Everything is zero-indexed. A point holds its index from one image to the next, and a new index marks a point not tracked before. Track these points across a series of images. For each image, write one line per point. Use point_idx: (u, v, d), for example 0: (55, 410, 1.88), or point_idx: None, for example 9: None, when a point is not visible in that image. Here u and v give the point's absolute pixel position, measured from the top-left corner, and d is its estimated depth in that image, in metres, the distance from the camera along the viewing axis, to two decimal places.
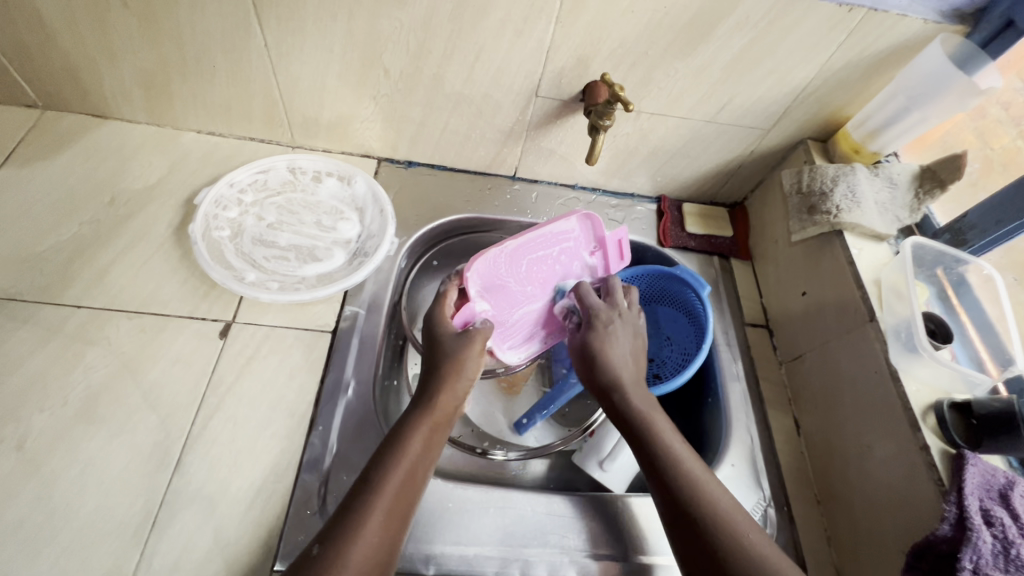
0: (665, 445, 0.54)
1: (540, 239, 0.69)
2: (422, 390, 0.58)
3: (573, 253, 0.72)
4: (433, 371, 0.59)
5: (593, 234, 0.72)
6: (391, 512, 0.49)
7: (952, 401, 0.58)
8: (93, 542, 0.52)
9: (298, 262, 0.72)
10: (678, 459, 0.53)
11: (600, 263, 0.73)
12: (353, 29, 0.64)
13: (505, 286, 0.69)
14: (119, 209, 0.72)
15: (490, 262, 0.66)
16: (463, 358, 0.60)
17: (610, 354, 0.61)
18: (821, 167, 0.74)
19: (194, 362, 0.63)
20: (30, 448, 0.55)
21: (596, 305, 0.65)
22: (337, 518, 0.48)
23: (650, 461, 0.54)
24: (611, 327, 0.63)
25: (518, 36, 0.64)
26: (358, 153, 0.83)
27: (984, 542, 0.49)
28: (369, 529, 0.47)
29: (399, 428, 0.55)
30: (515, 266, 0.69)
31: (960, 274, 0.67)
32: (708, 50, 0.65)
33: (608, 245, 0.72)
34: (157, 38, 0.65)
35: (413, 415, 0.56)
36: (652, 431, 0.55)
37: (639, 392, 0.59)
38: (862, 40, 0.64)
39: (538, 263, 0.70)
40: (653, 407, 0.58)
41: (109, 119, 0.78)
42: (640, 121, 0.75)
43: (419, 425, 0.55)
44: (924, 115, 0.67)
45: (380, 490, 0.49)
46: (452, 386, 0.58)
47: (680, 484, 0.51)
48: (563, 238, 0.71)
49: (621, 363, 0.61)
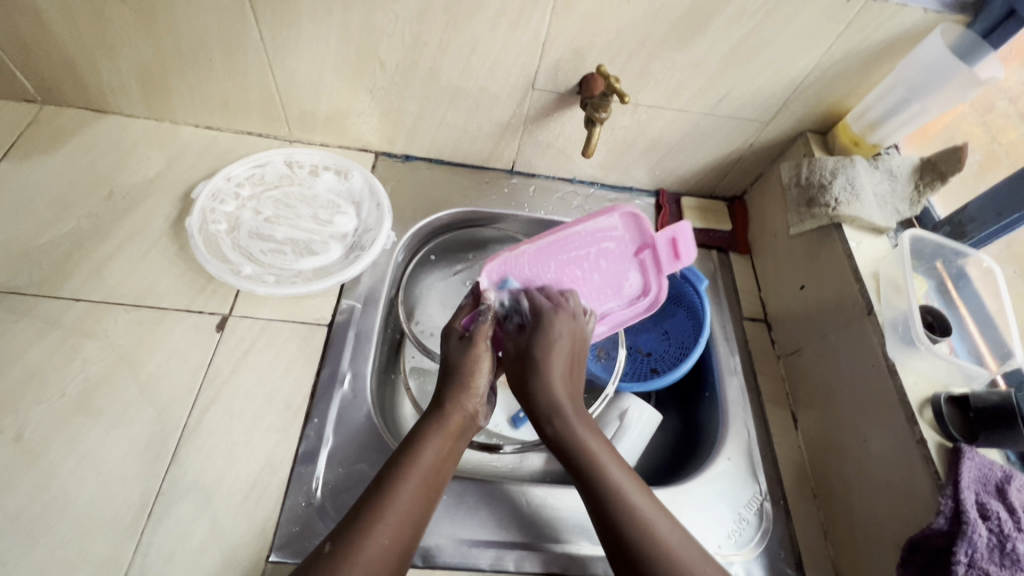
0: (608, 476, 0.53)
1: (576, 235, 0.67)
2: (436, 400, 0.58)
3: (615, 254, 0.68)
4: (444, 383, 0.59)
5: (640, 230, 0.67)
6: (401, 522, 0.49)
7: (950, 395, 0.57)
8: (89, 533, 0.53)
9: (294, 256, 0.72)
10: (619, 490, 0.52)
11: (654, 263, 0.68)
12: (348, 22, 0.64)
13: (529, 285, 0.67)
14: (117, 203, 0.73)
15: (515, 258, 0.67)
16: (473, 368, 0.59)
17: (551, 371, 0.59)
18: (820, 159, 0.73)
19: (191, 355, 0.63)
20: (29, 440, 0.56)
21: (543, 312, 0.62)
22: (347, 522, 0.48)
23: (590, 491, 0.53)
24: (554, 335, 0.60)
25: (513, 29, 0.64)
26: (355, 147, 0.82)
27: (979, 536, 0.49)
28: (375, 537, 0.47)
29: (412, 437, 0.55)
30: (548, 263, 0.67)
31: (960, 267, 0.66)
32: (705, 42, 0.65)
33: (658, 243, 0.66)
34: (154, 33, 0.65)
35: (426, 425, 0.56)
36: (595, 462, 0.55)
37: (578, 416, 0.58)
38: (862, 30, 0.63)
39: (578, 261, 0.68)
40: (593, 432, 0.57)
41: (107, 114, 0.78)
42: (638, 114, 0.74)
43: (432, 435, 0.55)
44: (925, 106, 0.66)
45: (387, 497, 0.50)
46: (462, 396, 0.58)
47: (621, 516, 0.51)
48: (604, 236, 0.68)
49: (561, 383, 0.59)
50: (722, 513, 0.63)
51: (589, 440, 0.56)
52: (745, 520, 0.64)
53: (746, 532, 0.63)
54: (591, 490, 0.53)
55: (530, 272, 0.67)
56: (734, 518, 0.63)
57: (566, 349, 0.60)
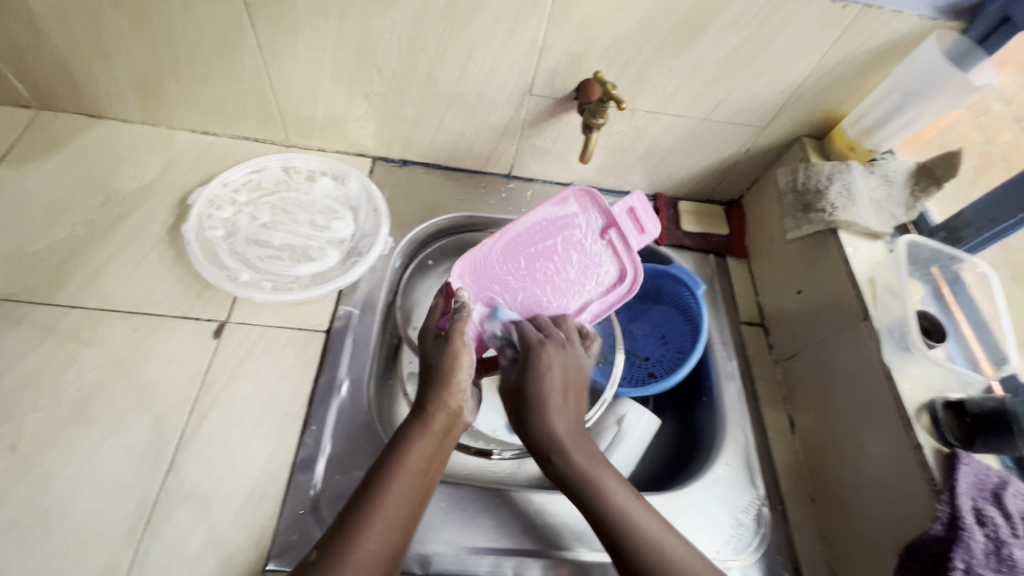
0: (616, 507, 0.53)
1: (540, 226, 0.71)
2: (420, 401, 0.58)
3: (581, 238, 0.72)
4: (427, 383, 0.58)
5: (600, 211, 0.72)
6: (388, 528, 0.49)
7: (946, 400, 0.58)
8: (86, 542, 0.52)
9: (292, 262, 0.72)
10: (629, 520, 0.52)
11: (620, 241, 0.72)
12: (345, 28, 0.64)
13: (505, 283, 0.69)
14: (113, 208, 0.72)
15: (485, 258, 0.69)
16: (452, 366, 0.58)
17: (549, 404, 0.59)
18: (816, 165, 0.74)
19: (188, 362, 0.63)
20: (24, 448, 0.56)
21: (533, 345, 0.63)
22: (334, 529, 0.48)
23: (600, 525, 0.53)
24: (547, 367, 0.61)
25: (510, 34, 0.64)
26: (352, 152, 0.82)
27: (976, 542, 0.49)
28: (362, 544, 0.47)
29: (398, 439, 0.55)
30: (518, 257, 0.70)
31: (955, 272, 0.67)
32: (702, 48, 0.65)
33: (619, 219, 0.71)
34: (149, 38, 0.65)
35: (410, 427, 0.55)
36: (601, 492, 0.54)
37: (579, 446, 0.58)
38: (857, 36, 0.63)
39: (546, 252, 0.70)
40: (595, 461, 0.57)
41: (103, 119, 0.78)
42: (635, 119, 0.75)
43: (417, 437, 0.55)
44: (920, 113, 0.67)
45: (374, 503, 0.49)
46: (444, 395, 0.57)
47: (634, 547, 0.50)
48: (567, 224, 0.72)
49: (560, 417, 0.59)
50: (720, 519, 0.63)
51: (593, 470, 0.55)
52: (743, 525, 0.64)
53: (744, 537, 0.63)
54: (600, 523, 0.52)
55: (502, 270, 0.69)
56: (732, 524, 0.63)
57: (560, 380, 0.61)
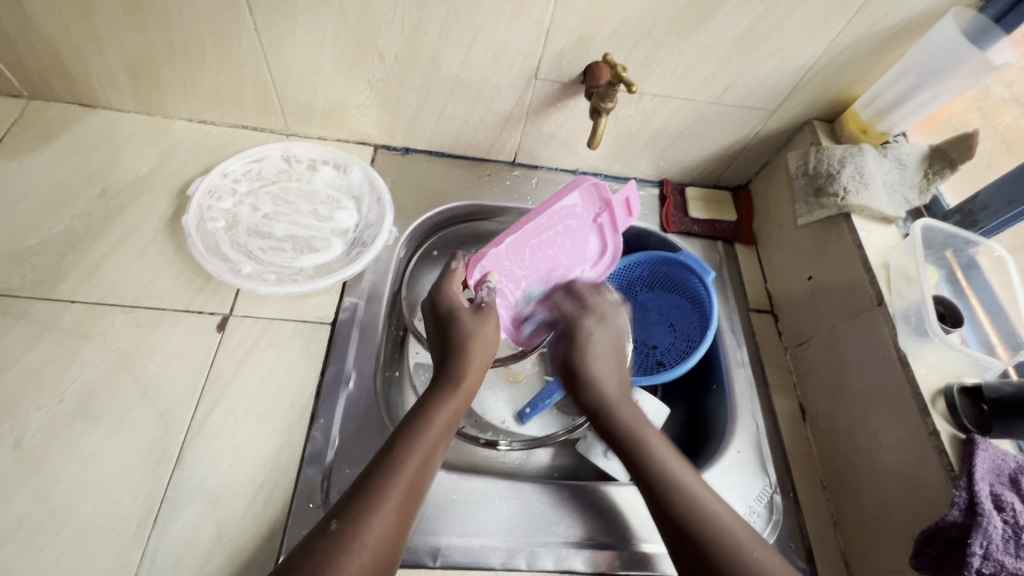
0: (658, 459, 0.57)
1: (549, 217, 0.64)
2: (445, 372, 0.59)
3: (577, 226, 0.69)
4: (450, 354, 0.60)
5: (600, 196, 0.68)
6: (405, 497, 0.49)
7: (963, 386, 0.57)
8: (93, 541, 0.52)
9: (295, 253, 0.70)
10: (668, 473, 0.55)
11: (609, 223, 0.71)
12: (345, 11, 0.62)
13: (510, 274, 0.66)
14: (110, 200, 0.71)
15: (495, 256, 0.62)
16: (480, 336, 0.61)
17: (591, 363, 0.65)
18: (828, 149, 0.72)
19: (192, 356, 0.62)
20: (27, 446, 0.55)
21: (571, 318, 0.69)
22: (351, 498, 0.48)
23: (642, 478, 0.56)
24: (591, 334, 0.67)
25: (516, 16, 0.62)
26: (353, 140, 0.81)
27: (995, 527, 0.49)
28: (385, 511, 0.47)
29: (419, 410, 0.56)
30: (527, 251, 0.66)
31: (970, 256, 0.66)
32: (713, 29, 0.63)
33: (614, 205, 0.69)
34: (143, 23, 0.63)
35: (435, 399, 0.57)
36: (644, 448, 0.58)
37: (627, 409, 0.62)
38: (872, 15, 0.62)
39: (548, 242, 0.67)
40: (640, 421, 0.61)
41: (97, 109, 0.76)
42: (643, 103, 0.73)
43: (442, 409, 0.56)
44: (935, 93, 0.66)
45: (394, 467, 0.50)
46: (474, 366, 0.60)
47: (681, 500, 0.52)
48: (567, 214, 0.66)
49: (610, 381, 0.64)
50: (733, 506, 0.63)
51: (638, 429, 0.60)
52: (756, 512, 0.63)
53: (757, 524, 0.63)
54: (639, 470, 0.57)
55: (509, 262, 0.65)
56: (745, 511, 0.63)
57: (605, 347, 0.67)
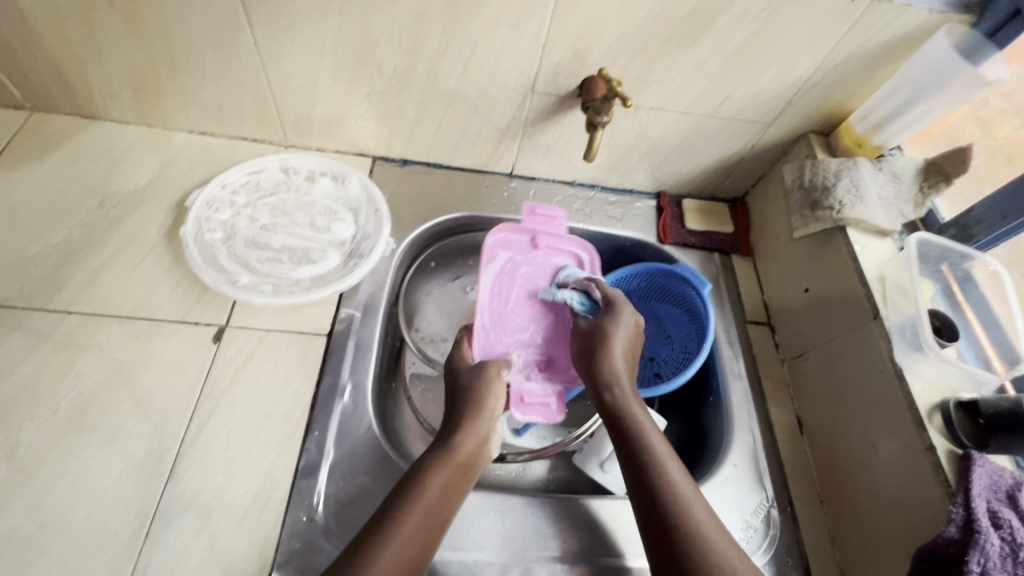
0: (655, 453, 0.55)
1: (497, 283, 0.71)
2: (447, 429, 0.58)
3: (531, 263, 0.72)
4: (454, 413, 0.59)
5: (519, 234, 0.74)
6: (402, 563, 0.49)
7: (959, 400, 0.57)
8: (85, 554, 0.51)
9: (292, 264, 0.71)
10: (665, 466, 0.54)
11: (552, 240, 0.74)
12: (343, 26, 0.63)
13: (523, 344, 0.68)
14: (109, 211, 0.71)
15: (488, 341, 0.67)
16: (485, 395, 0.60)
17: (614, 348, 0.61)
18: (824, 162, 0.73)
19: (187, 368, 0.62)
20: (21, 458, 0.55)
21: (614, 300, 0.65)
22: (347, 559, 0.48)
23: (636, 464, 0.55)
24: (622, 319, 0.63)
25: (513, 31, 0.63)
26: (352, 152, 0.81)
27: (992, 545, 0.48)
28: (377, 574, 0.47)
29: (420, 467, 0.55)
30: (511, 316, 0.69)
31: (966, 270, 0.66)
32: (708, 43, 0.64)
33: (533, 226, 0.74)
34: (144, 37, 0.64)
35: (436, 455, 0.56)
36: (645, 442, 0.56)
37: (635, 400, 0.60)
38: (866, 30, 0.62)
39: (522, 295, 0.70)
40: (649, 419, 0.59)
41: (97, 120, 0.76)
42: (639, 116, 0.73)
43: (440, 467, 0.55)
44: (929, 107, 0.66)
45: (391, 528, 0.50)
46: (477, 428, 0.58)
47: (681, 519, 0.51)
48: (512, 269, 0.72)
49: (625, 365, 0.61)
50: (729, 522, 0.63)
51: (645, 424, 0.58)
52: (752, 527, 0.63)
53: (754, 539, 0.62)
54: (634, 456, 0.56)
55: (507, 335, 0.68)
56: (741, 526, 0.63)
57: (631, 338, 0.63)
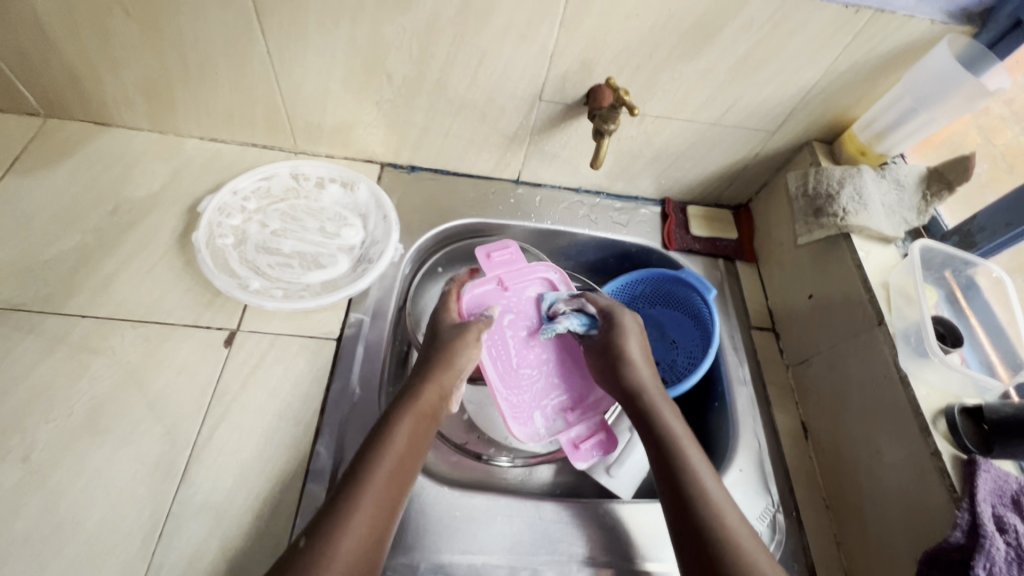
0: (688, 460, 0.56)
1: (492, 345, 0.72)
2: (411, 385, 0.61)
3: (511, 308, 0.74)
4: (420, 368, 0.62)
5: (485, 285, 0.74)
6: (377, 512, 0.50)
7: (962, 406, 0.58)
8: (99, 555, 0.52)
9: (302, 269, 0.71)
10: (696, 471, 0.55)
11: (516, 276, 0.75)
12: (355, 35, 0.64)
13: (542, 394, 0.72)
14: (122, 217, 0.72)
15: (511, 408, 0.70)
16: (454, 353, 0.63)
17: (632, 356, 0.64)
18: (827, 170, 0.74)
19: (199, 371, 0.63)
20: (36, 460, 0.55)
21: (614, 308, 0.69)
22: (324, 514, 0.49)
23: (667, 468, 0.56)
24: (625, 325, 0.67)
25: (521, 40, 0.64)
26: (361, 159, 0.82)
27: (997, 549, 0.49)
28: (355, 523, 0.49)
29: (386, 419, 0.57)
30: (519, 372, 0.72)
31: (969, 277, 0.66)
32: (714, 53, 0.65)
33: (497, 273, 0.75)
34: (159, 45, 0.65)
35: (398, 408, 0.58)
36: (679, 449, 0.57)
37: (664, 404, 0.61)
38: (868, 41, 0.63)
39: (519, 343, 0.73)
40: (680, 425, 0.60)
41: (111, 127, 0.78)
42: (644, 124, 0.74)
43: (404, 418, 0.57)
44: (931, 116, 0.67)
45: (365, 478, 0.52)
46: (439, 382, 0.60)
47: (711, 522, 0.51)
48: (500, 323, 0.73)
49: (648, 373, 0.64)
50: None
51: (678, 432, 0.59)
52: (759, 532, 0.63)
53: None
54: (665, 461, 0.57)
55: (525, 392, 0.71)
56: None
57: (642, 346, 0.66)
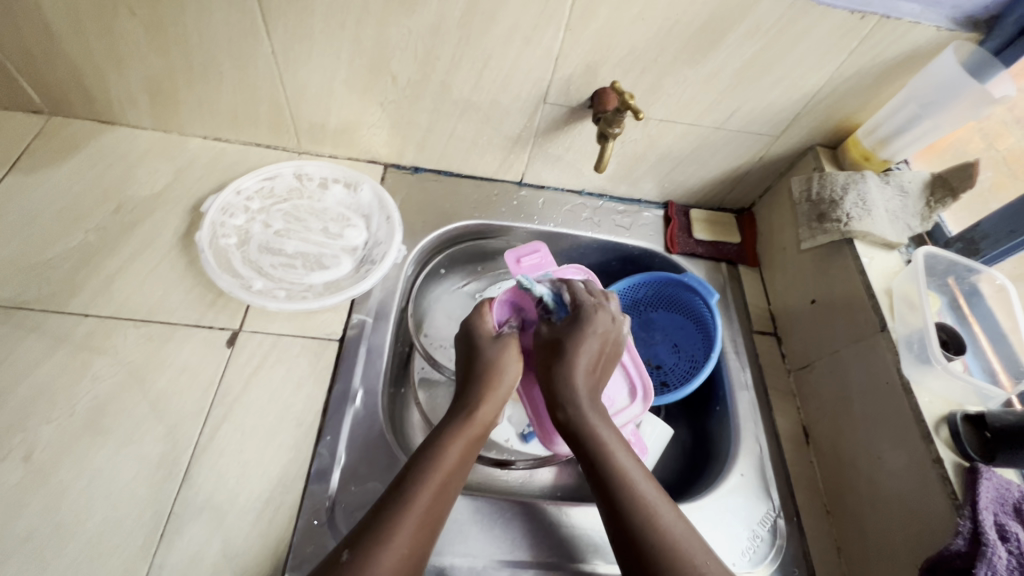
0: (618, 465, 0.54)
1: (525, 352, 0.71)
2: (460, 404, 0.59)
3: None
4: (474, 383, 0.60)
5: None
6: (417, 530, 0.49)
7: (965, 414, 0.58)
8: (99, 555, 0.52)
9: (305, 270, 0.71)
10: (627, 477, 0.53)
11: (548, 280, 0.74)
12: (360, 37, 0.64)
13: None
14: (125, 216, 0.72)
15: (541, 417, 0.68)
16: (504, 369, 0.61)
17: (577, 356, 0.60)
18: (831, 175, 0.73)
19: (202, 371, 0.63)
20: (37, 460, 0.55)
21: (580, 304, 0.64)
22: (363, 529, 0.48)
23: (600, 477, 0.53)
24: (590, 326, 0.63)
25: (526, 44, 0.64)
26: (364, 159, 0.82)
27: (999, 558, 0.49)
28: (394, 545, 0.47)
29: (434, 440, 0.55)
30: None
31: (972, 284, 0.66)
32: (719, 57, 0.65)
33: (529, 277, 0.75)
34: (164, 45, 0.65)
35: (448, 429, 0.56)
36: (608, 455, 0.55)
37: (592, 409, 0.58)
38: (874, 47, 0.63)
39: None
40: (611, 432, 0.57)
41: (114, 125, 0.78)
42: (648, 128, 0.74)
43: (455, 440, 0.55)
44: (936, 123, 0.67)
45: (407, 497, 0.50)
46: (491, 398, 0.59)
47: (654, 530, 0.49)
48: None
49: (583, 375, 0.59)
50: (736, 531, 0.63)
51: (606, 438, 0.56)
52: (759, 537, 0.63)
53: (760, 549, 0.62)
54: (596, 469, 0.54)
55: None
56: (749, 536, 0.63)
57: (598, 347, 0.62)
